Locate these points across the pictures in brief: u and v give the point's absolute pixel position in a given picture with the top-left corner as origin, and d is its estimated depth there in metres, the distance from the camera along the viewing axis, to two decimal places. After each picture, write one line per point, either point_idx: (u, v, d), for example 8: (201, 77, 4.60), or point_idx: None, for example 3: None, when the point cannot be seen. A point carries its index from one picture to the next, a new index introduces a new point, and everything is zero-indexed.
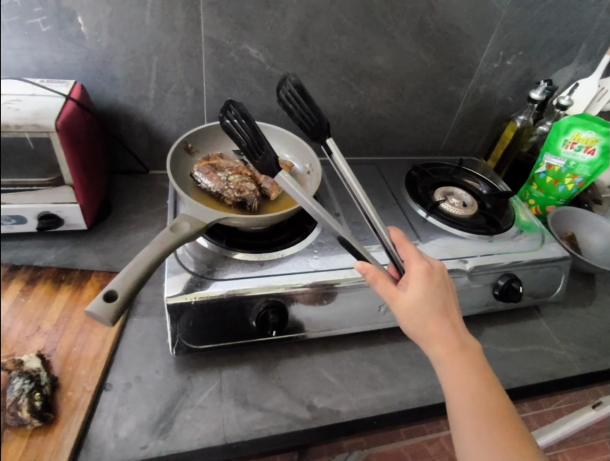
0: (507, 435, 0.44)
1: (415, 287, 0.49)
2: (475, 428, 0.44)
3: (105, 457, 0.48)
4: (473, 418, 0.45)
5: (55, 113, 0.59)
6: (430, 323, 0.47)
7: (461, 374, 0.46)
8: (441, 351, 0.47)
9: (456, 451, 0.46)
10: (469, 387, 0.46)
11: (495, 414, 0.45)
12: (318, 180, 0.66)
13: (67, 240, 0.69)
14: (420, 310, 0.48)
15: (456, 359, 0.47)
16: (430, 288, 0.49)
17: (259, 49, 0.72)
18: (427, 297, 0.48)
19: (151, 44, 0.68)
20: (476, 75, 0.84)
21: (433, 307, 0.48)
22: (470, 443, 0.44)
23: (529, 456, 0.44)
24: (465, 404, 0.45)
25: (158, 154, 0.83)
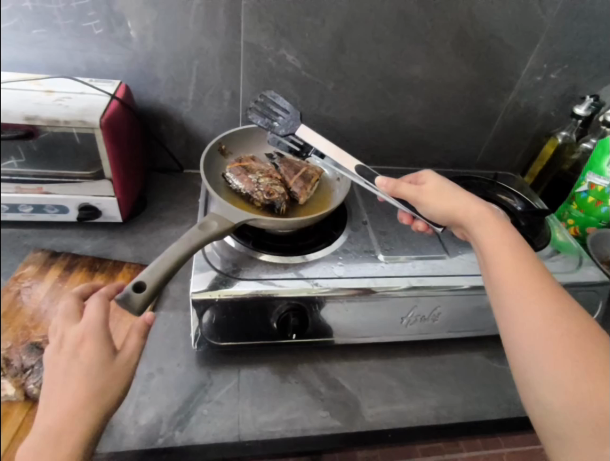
0: (585, 347, 0.38)
1: (437, 185, 0.56)
2: (536, 326, 0.40)
3: (124, 442, 0.50)
4: (532, 312, 0.41)
5: (100, 111, 0.62)
6: (483, 238, 0.48)
7: (521, 279, 0.43)
8: (495, 260, 0.46)
9: (526, 363, 0.40)
10: (531, 290, 0.42)
11: (564, 311, 0.40)
12: (346, 189, 0.67)
13: (103, 232, 0.73)
14: (445, 199, 0.54)
15: (514, 266, 0.45)
16: (476, 216, 0.51)
17: (296, 55, 0.73)
18: (452, 193, 0.54)
19: (193, 47, 0.70)
20: (517, 87, 0.82)
21: (463, 202, 0.52)
22: (526, 339, 0.40)
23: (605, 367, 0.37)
24: (522, 298, 0.42)
25: (194, 154, 0.86)
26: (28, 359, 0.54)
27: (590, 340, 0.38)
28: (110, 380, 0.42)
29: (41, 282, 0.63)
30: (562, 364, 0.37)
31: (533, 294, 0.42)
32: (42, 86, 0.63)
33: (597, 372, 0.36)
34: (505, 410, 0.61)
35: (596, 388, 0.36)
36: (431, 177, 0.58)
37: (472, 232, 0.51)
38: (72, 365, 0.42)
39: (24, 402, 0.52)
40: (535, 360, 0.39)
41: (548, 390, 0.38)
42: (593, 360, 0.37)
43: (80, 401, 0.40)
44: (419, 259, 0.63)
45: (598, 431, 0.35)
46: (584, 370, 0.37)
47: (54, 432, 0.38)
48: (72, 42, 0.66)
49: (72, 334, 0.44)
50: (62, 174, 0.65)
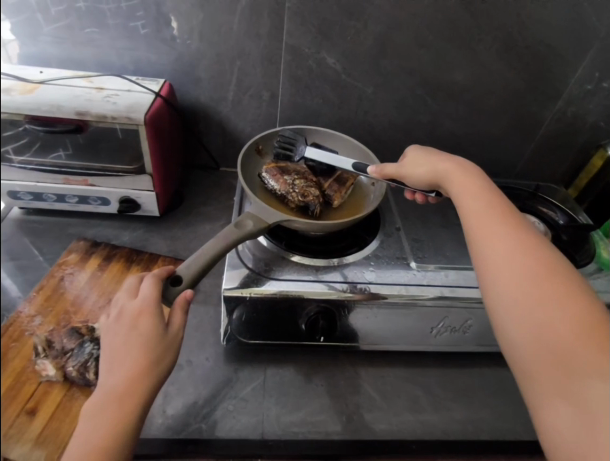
0: (550, 282, 0.41)
1: (417, 154, 0.59)
2: (509, 270, 0.43)
3: (152, 430, 0.51)
4: (506, 257, 0.44)
5: (145, 108, 0.65)
6: (461, 186, 0.52)
7: (494, 224, 0.47)
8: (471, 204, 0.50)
9: (492, 296, 0.44)
10: (502, 234, 0.46)
11: (536, 257, 0.43)
12: (382, 193, 0.66)
13: (141, 225, 0.76)
14: (423, 164, 0.57)
15: (490, 213, 0.48)
16: (458, 170, 0.54)
17: (337, 58, 0.73)
18: (431, 157, 0.58)
19: (235, 48, 0.72)
20: (565, 96, 0.78)
21: (445, 163, 0.56)
22: (499, 283, 0.43)
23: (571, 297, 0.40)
24: (498, 246, 0.45)
25: (230, 153, 0.87)
26: (68, 342, 0.56)
27: (560, 282, 0.41)
28: (164, 351, 0.43)
29: (82, 271, 0.66)
30: (530, 302, 0.40)
31: (509, 242, 0.45)
32: (93, 83, 0.66)
33: (564, 310, 0.39)
34: (537, 432, 0.58)
35: (562, 324, 0.38)
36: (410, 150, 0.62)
37: (451, 192, 0.53)
38: (131, 338, 0.42)
39: (62, 383, 0.54)
40: (506, 301, 0.42)
41: (515, 321, 0.41)
42: (561, 300, 0.40)
43: (140, 370, 0.41)
44: (452, 269, 0.62)
45: (560, 364, 0.37)
46: (551, 308, 0.39)
47: (115, 397, 0.40)
48: (122, 41, 0.69)
49: (128, 308, 0.44)
50: (106, 167, 0.68)
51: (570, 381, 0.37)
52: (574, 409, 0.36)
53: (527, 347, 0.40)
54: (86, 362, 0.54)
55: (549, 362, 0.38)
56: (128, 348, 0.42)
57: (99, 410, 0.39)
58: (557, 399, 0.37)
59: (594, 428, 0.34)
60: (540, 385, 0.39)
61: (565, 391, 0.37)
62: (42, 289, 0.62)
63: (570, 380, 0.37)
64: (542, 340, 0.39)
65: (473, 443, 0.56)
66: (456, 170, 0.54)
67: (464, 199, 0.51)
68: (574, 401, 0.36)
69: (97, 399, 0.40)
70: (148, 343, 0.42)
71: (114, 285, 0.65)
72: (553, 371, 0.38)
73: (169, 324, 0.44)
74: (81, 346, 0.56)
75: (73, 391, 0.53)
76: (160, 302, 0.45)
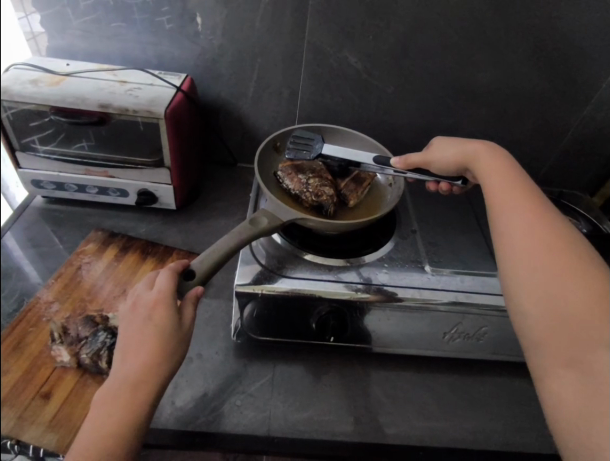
0: (567, 257, 0.41)
1: (446, 139, 0.60)
2: (528, 243, 0.43)
3: (161, 420, 0.52)
4: (526, 231, 0.44)
5: (166, 102, 0.65)
6: (488, 167, 0.52)
7: (515, 201, 0.47)
8: (496, 184, 0.50)
9: (507, 269, 0.44)
10: (524, 211, 0.46)
11: (559, 233, 0.43)
12: (400, 192, 0.65)
13: (158, 217, 0.77)
14: (450, 147, 0.58)
15: (513, 192, 0.48)
16: (486, 151, 0.54)
17: (359, 57, 0.72)
18: (460, 141, 0.58)
19: (257, 45, 0.72)
20: (594, 101, 0.76)
21: (474, 145, 0.56)
22: (517, 254, 0.43)
23: (588, 273, 0.39)
24: (519, 220, 0.45)
25: (248, 149, 0.88)
26: (82, 330, 0.58)
27: (581, 259, 0.41)
28: (177, 343, 0.43)
29: (99, 260, 0.67)
30: (546, 274, 0.40)
31: (531, 217, 0.45)
32: (116, 77, 0.67)
33: (581, 284, 0.39)
34: (550, 445, 0.57)
35: (576, 295, 0.38)
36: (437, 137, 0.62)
37: (477, 173, 0.54)
38: (145, 329, 0.42)
39: (76, 370, 0.55)
40: (521, 271, 0.42)
41: (528, 292, 0.41)
42: (578, 275, 0.39)
43: (152, 361, 0.41)
44: (468, 275, 0.60)
45: (571, 334, 0.37)
46: (567, 280, 0.39)
47: (130, 385, 0.41)
48: (146, 36, 0.70)
49: (143, 300, 0.45)
50: (126, 160, 0.70)
51: (576, 350, 0.36)
52: (578, 378, 0.35)
53: (535, 316, 0.39)
54: (99, 350, 0.55)
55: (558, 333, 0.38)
56: (141, 339, 0.42)
57: (112, 398, 0.40)
58: (562, 368, 0.36)
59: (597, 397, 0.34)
60: (544, 354, 0.38)
61: (570, 360, 0.36)
62: (60, 277, 0.65)
63: (577, 350, 0.36)
64: (552, 310, 0.38)
65: (482, 453, 0.54)
66: (485, 151, 0.54)
67: (490, 176, 0.51)
68: (580, 371, 0.35)
69: (111, 386, 0.41)
70: (161, 337, 0.42)
71: (130, 276, 0.66)
72: (560, 339, 0.37)
73: (182, 316, 0.45)
74: (94, 335, 0.57)
75: (85, 378, 0.54)
76: (175, 295, 0.45)
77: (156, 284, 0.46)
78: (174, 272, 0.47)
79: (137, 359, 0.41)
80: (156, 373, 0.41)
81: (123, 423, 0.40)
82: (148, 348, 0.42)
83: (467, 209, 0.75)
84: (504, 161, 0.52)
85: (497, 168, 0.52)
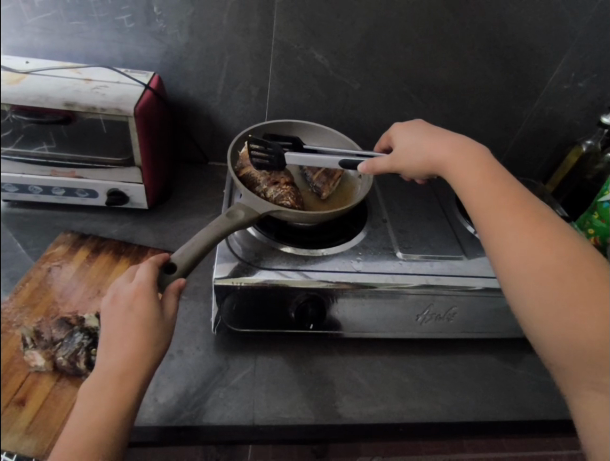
0: (573, 276, 0.40)
1: (408, 137, 0.59)
2: (532, 264, 0.42)
3: (144, 417, 0.52)
4: (528, 252, 0.42)
5: (135, 99, 0.65)
6: (467, 176, 0.50)
7: (507, 217, 0.45)
8: (480, 196, 0.48)
9: (513, 294, 0.43)
10: (519, 227, 0.44)
11: (561, 249, 0.42)
12: (369, 183, 0.67)
13: (129, 217, 0.76)
14: (419, 147, 0.56)
15: (502, 205, 0.46)
16: (459, 156, 0.52)
17: (325, 54, 0.75)
18: (427, 138, 0.56)
19: (225, 43, 0.72)
20: (543, 94, 0.82)
21: (447, 146, 0.54)
22: (525, 279, 0.42)
23: (596, 290, 0.40)
24: (520, 240, 0.43)
25: (219, 147, 0.88)
26: (57, 333, 0.57)
27: (588, 273, 0.41)
28: (161, 331, 0.46)
29: (69, 264, 0.65)
30: (559, 298, 0.40)
31: (531, 235, 0.43)
32: (80, 75, 0.66)
33: (596, 303, 0.39)
34: (518, 413, 0.61)
35: (592, 317, 0.38)
36: (397, 132, 0.61)
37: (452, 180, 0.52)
38: (129, 318, 0.45)
39: (52, 374, 0.54)
40: (533, 298, 0.41)
41: (541, 319, 0.40)
42: (591, 294, 0.39)
43: (139, 350, 0.44)
44: (437, 259, 0.64)
45: (592, 358, 0.38)
46: (578, 302, 0.39)
47: (117, 374, 0.42)
48: (110, 34, 0.69)
49: (125, 292, 0.46)
50: (95, 160, 0.68)
51: (599, 373, 0.37)
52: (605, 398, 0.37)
53: (552, 341, 0.40)
54: (77, 351, 0.54)
55: (578, 357, 0.38)
56: (126, 329, 0.44)
57: (100, 388, 0.42)
58: (588, 389, 0.38)
59: None
60: (568, 376, 0.39)
61: (595, 383, 0.38)
62: (29, 281, 0.63)
63: (601, 373, 0.37)
64: (569, 337, 0.39)
65: (457, 425, 0.58)
66: (460, 155, 0.52)
67: (474, 186, 0.49)
68: (605, 392, 0.37)
69: (97, 377, 0.42)
70: (146, 328, 0.45)
71: (104, 277, 0.65)
72: (581, 364, 0.38)
73: (164, 305, 0.47)
74: (71, 336, 0.56)
75: (62, 381, 0.53)
76: (156, 286, 0.47)
77: (137, 277, 0.47)
78: (155, 266, 0.49)
79: (123, 348, 0.43)
80: (141, 363, 0.44)
81: (110, 411, 0.41)
82: (133, 341, 0.44)
83: (432, 198, 0.78)
84: (483, 165, 0.50)
85: (480, 175, 0.49)
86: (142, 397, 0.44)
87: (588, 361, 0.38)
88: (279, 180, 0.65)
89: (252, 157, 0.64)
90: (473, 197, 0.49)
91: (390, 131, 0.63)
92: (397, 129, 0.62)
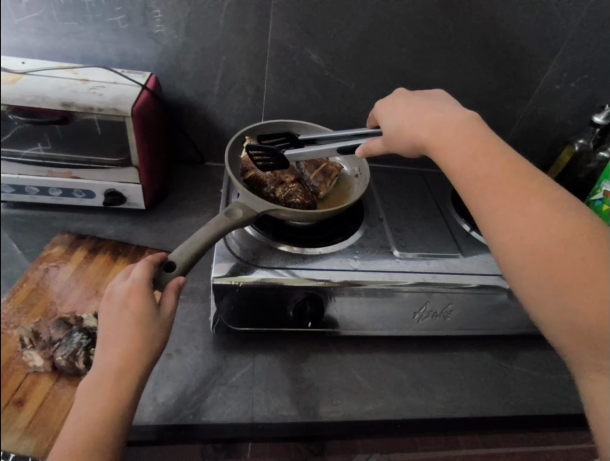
0: (572, 254, 0.39)
1: (392, 116, 0.54)
2: (526, 245, 0.40)
3: (144, 416, 0.52)
4: (522, 232, 0.41)
5: (132, 99, 0.65)
6: (457, 152, 0.46)
7: (499, 195, 0.43)
8: (471, 172, 0.45)
9: (509, 275, 0.42)
10: (512, 203, 0.42)
11: (557, 225, 0.40)
12: (366, 183, 0.68)
13: (127, 217, 0.76)
14: (410, 124, 0.51)
15: (493, 182, 0.43)
16: (450, 130, 0.48)
17: (320, 55, 0.75)
18: (409, 116, 0.52)
19: (221, 43, 0.73)
20: (536, 95, 0.83)
21: (429, 123, 0.49)
22: (518, 260, 0.41)
23: (596, 266, 0.38)
24: (513, 223, 0.41)
25: (216, 147, 0.88)
26: (55, 333, 0.57)
27: (587, 251, 0.38)
28: (156, 330, 0.46)
29: (67, 264, 0.65)
30: (553, 281, 0.39)
31: (526, 216, 0.41)
32: (77, 75, 0.66)
33: (594, 281, 0.37)
34: (512, 407, 0.62)
35: (590, 296, 0.37)
36: (380, 113, 0.57)
37: (441, 159, 0.48)
38: (124, 317, 0.45)
39: (50, 374, 0.54)
40: (529, 280, 0.40)
41: (538, 301, 0.40)
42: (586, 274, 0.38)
43: (134, 347, 0.44)
44: (433, 257, 0.64)
45: (593, 339, 0.37)
46: (578, 282, 0.38)
47: (113, 373, 0.43)
48: (106, 34, 0.69)
49: (119, 291, 0.47)
50: (92, 160, 0.68)
51: (599, 354, 0.37)
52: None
53: (552, 323, 0.39)
54: (76, 351, 0.54)
55: (579, 339, 0.38)
56: (121, 328, 0.44)
57: (96, 387, 0.42)
58: (593, 372, 0.37)
59: None
60: (573, 356, 0.39)
61: (599, 367, 0.37)
62: (26, 282, 0.62)
63: (603, 356, 0.37)
64: (568, 318, 0.38)
65: (452, 420, 0.59)
66: (445, 128, 0.48)
67: (462, 167, 0.46)
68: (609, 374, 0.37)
69: (94, 377, 0.43)
70: (140, 327, 0.45)
71: (102, 277, 0.65)
72: (582, 345, 0.38)
73: (161, 304, 0.47)
74: (70, 336, 0.56)
75: (61, 381, 0.54)
76: (151, 285, 0.48)
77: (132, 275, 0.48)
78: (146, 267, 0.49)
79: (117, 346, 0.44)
80: (137, 361, 0.44)
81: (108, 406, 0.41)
82: (128, 340, 0.44)
83: (428, 197, 0.79)
84: (470, 138, 0.47)
85: (467, 150, 0.46)
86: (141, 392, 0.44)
87: (590, 343, 0.37)
88: (285, 179, 0.66)
89: (255, 158, 0.65)
90: (464, 178, 0.45)
91: (374, 112, 0.59)
92: (379, 111, 0.57)
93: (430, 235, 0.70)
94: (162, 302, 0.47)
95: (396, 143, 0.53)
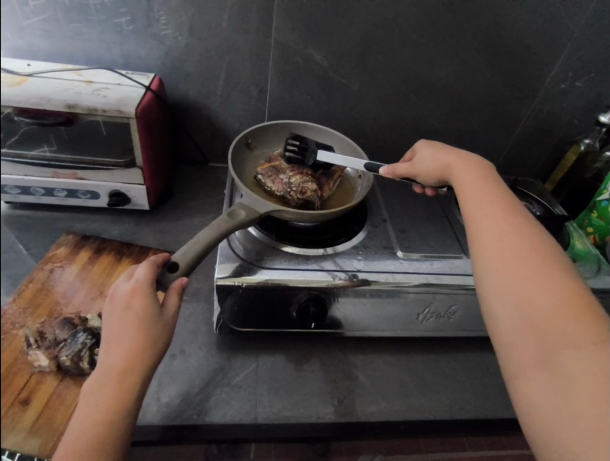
0: (541, 261, 0.43)
1: (426, 148, 0.60)
2: (504, 248, 0.44)
3: (148, 416, 0.52)
4: (504, 237, 0.45)
5: (136, 102, 0.66)
6: (466, 175, 0.54)
7: (492, 210, 0.48)
8: (475, 190, 0.51)
9: (480, 271, 0.45)
10: (502, 216, 0.47)
11: (525, 248, 0.44)
12: (369, 185, 0.68)
13: (131, 218, 0.76)
14: (436, 154, 0.59)
15: (490, 200, 0.50)
16: (466, 160, 0.56)
17: (324, 55, 0.75)
18: (439, 149, 0.59)
19: (224, 44, 0.73)
20: (541, 94, 0.82)
21: (451, 153, 0.57)
22: (494, 258, 0.44)
23: (559, 276, 0.41)
24: (487, 240, 0.46)
25: (219, 148, 0.88)
26: (60, 333, 0.57)
27: (553, 265, 0.42)
28: (160, 329, 0.46)
29: (72, 264, 0.66)
30: (522, 279, 0.42)
31: (510, 227, 0.46)
32: (81, 77, 0.66)
33: (554, 287, 0.40)
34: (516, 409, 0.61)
35: (548, 297, 0.40)
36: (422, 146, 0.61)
37: (455, 179, 0.54)
38: (127, 317, 0.45)
39: (55, 373, 0.55)
40: (498, 276, 0.43)
41: (501, 296, 0.42)
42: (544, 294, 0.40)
43: (137, 347, 0.44)
44: (437, 258, 0.64)
45: (544, 334, 0.39)
46: (540, 283, 0.41)
47: (117, 373, 0.43)
48: (111, 35, 0.69)
49: (122, 292, 0.47)
50: (97, 161, 0.68)
51: (547, 350, 0.38)
52: (551, 378, 0.37)
53: (508, 317, 0.41)
54: (80, 351, 0.55)
55: (530, 333, 0.39)
56: (124, 328, 0.44)
57: (100, 386, 0.42)
58: (535, 369, 0.38)
59: (568, 395, 0.35)
60: (518, 355, 0.40)
61: (545, 364, 0.38)
62: (32, 282, 0.61)
63: (549, 352, 0.38)
64: (525, 313, 0.40)
65: (456, 421, 0.58)
66: (460, 164, 0.55)
67: (468, 186, 0.52)
68: (553, 372, 0.37)
69: (98, 375, 0.43)
70: (143, 325, 0.45)
71: (106, 277, 0.66)
72: (532, 341, 0.39)
73: (165, 305, 0.47)
74: (74, 336, 0.57)
75: (65, 381, 0.55)
76: (154, 285, 0.48)
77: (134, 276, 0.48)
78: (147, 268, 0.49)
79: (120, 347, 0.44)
80: (140, 362, 0.44)
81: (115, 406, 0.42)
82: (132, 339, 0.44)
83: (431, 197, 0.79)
84: (482, 170, 0.54)
85: (474, 176, 0.53)
86: (144, 391, 0.44)
87: (540, 337, 0.39)
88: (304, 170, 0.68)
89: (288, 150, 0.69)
90: (468, 193, 0.52)
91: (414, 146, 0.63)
92: (421, 144, 0.62)
93: (434, 235, 0.69)
94: (165, 303, 0.48)
95: (414, 170, 0.60)
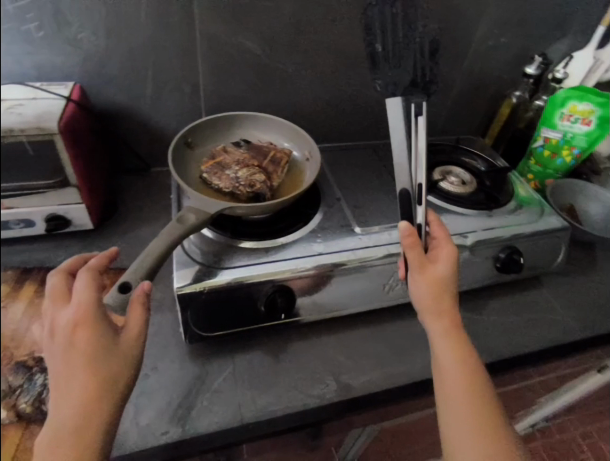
0: (472, 386, 0.48)
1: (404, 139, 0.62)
2: (446, 342, 0.50)
3: (129, 442, 0.50)
4: (447, 342, 0.50)
5: (58, 116, 0.61)
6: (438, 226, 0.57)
7: (451, 272, 0.53)
8: (441, 244, 0.55)
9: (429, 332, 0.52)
10: (452, 287, 0.53)
11: (462, 370, 0.49)
12: (318, 166, 0.68)
13: (75, 240, 0.71)
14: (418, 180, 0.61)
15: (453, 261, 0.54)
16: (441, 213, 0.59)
17: (255, 42, 0.73)
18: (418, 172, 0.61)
19: (147, 42, 0.69)
20: (470, 53, 0.85)
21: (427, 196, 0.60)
22: (439, 319, 0.51)
23: (489, 418, 0.46)
24: (436, 306, 0.51)
25: (159, 151, 0.85)
26: (15, 380, 0.52)
27: (486, 396, 0.48)
28: (118, 365, 0.43)
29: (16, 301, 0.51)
30: (460, 368, 0.49)
31: (455, 332, 0.51)
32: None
33: (483, 416, 0.46)
34: (490, 356, 0.64)
35: (479, 429, 0.45)
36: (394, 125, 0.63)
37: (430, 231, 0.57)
38: (75, 357, 0.42)
39: (18, 423, 0.52)
40: (442, 345, 0.50)
41: (445, 356, 0.50)
42: (462, 421, 0.46)
43: (88, 390, 0.41)
44: (394, 227, 0.65)
45: (474, 422, 0.46)
46: (466, 410, 0.46)
47: (71, 424, 0.40)
48: None
49: (65, 321, 0.43)
50: (24, 186, 0.56)
51: (471, 447, 0.44)
52: (472, 447, 0.44)
53: (445, 386, 0.48)
54: (40, 395, 0.54)
55: (464, 395, 0.47)
56: (70, 369, 0.41)
57: (57, 438, 0.40)
58: (468, 431, 0.45)
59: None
60: (447, 414, 0.47)
61: (467, 440, 0.45)
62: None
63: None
64: (453, 400, 0.47)
65: None
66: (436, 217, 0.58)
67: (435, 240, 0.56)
68: (473, 445, 0.44)
69: (51, 428, 0.40)
70: (91, 361, 0.42)
71: None
72: (464, 405, 0.47)
73: (119, 335, 0.44)
74: (30, 380, 0.54)
75: (31, 429, 0.52)
76: (100, 312, 0.44)
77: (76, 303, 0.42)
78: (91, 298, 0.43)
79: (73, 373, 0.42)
80: (98, 409, 0.41)
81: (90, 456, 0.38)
82: (82, 382, 0.41)
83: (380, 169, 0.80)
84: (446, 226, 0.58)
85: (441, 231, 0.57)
86: (121, 415, 0.43)
87: (468, 421, 0.46)
88: (250, 162, 0.67)
89: None
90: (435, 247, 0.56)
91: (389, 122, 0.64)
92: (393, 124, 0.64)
93: (389, 205, 0.70)
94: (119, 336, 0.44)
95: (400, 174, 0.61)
